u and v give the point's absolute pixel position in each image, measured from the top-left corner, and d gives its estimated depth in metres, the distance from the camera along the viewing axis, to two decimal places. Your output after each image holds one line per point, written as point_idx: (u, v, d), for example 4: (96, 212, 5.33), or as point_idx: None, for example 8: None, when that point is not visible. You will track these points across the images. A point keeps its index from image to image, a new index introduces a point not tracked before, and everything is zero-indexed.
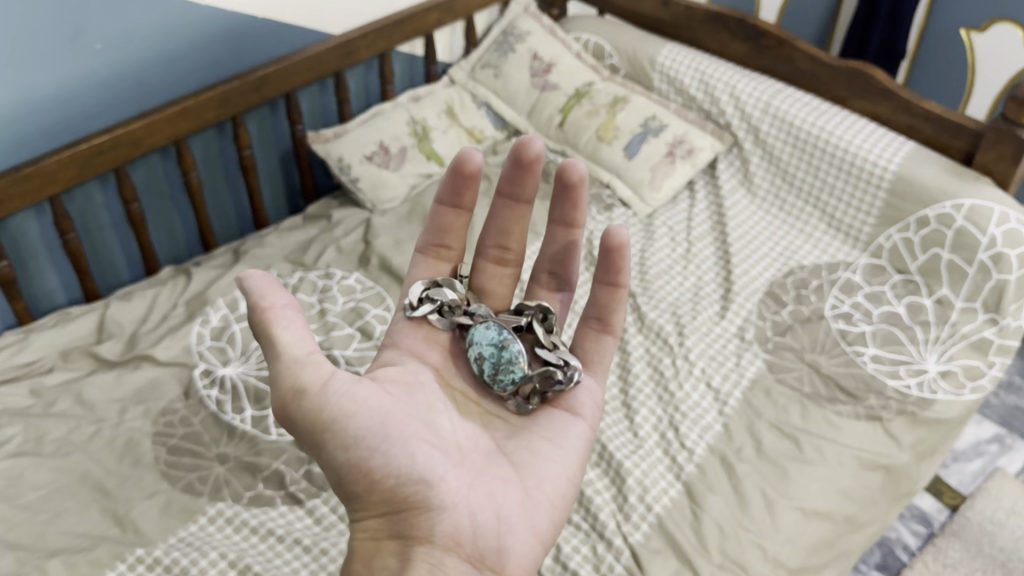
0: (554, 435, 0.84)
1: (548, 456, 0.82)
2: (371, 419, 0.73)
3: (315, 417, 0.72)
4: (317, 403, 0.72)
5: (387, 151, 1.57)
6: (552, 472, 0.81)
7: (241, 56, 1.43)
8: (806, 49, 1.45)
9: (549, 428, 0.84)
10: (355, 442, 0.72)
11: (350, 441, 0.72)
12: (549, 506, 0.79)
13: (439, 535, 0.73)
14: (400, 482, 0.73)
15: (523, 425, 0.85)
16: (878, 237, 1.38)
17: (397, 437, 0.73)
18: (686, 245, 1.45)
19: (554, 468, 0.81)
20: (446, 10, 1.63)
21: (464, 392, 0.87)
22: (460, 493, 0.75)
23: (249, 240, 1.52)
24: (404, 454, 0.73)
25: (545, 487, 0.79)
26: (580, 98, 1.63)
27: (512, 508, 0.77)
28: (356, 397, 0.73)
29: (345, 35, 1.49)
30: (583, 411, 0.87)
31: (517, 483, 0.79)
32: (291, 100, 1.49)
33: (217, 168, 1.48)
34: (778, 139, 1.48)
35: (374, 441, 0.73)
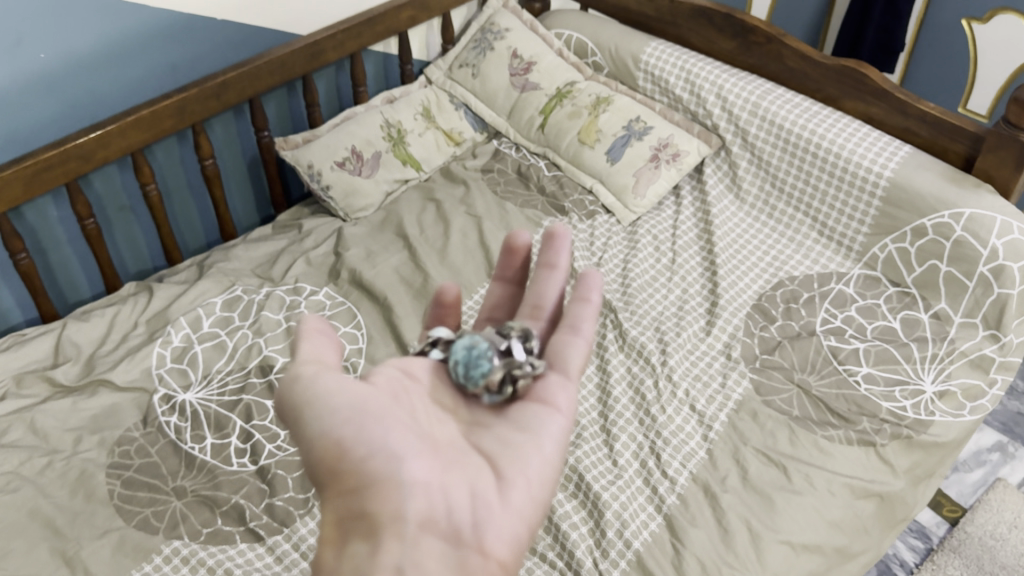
0: (528, 424, 0.68)
1: (527, 440, 0.67)
2: (348, 394, 0.63)
3: (295, 391, 0.63)
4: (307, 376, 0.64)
5: (359, 157, 1.50)
6: (533, 455, 0.66)
7: (200, 61, 1.35)
8: (797, 47, 1.37)
9: (526, 419, 0.69)
10: (333, 410, 0.62)
11: (329, 410, 0.62)
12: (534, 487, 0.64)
13: (411, 508, 0.59)
14: (371, 454, 0.61)
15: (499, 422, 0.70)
16: (873, 246, 1.31)
17: (371, 411, 0.63)
18: (671, 255, 1.38)
19: (535, 452, 0.66)
20: (420, 6, 1.54)
21: (438, 401, 0.72)
22: (434, 473, 0.62)
23: (215, 253, 1.46)
24: (379, 427, 0.62)
25: (526, 469, 0.64)
26: (561, 98, 1.56)
27: (491, 492, 0.62)
28: (338, 376, 0.65)
29: (309, 37, 1.41)
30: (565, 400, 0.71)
31: (496, 469, 0.64)
32: (256, 106, 1.41)
33: (179, 178, 1.42)
34: (767, 142, 1.40)
35: (351, 410, 0.62)
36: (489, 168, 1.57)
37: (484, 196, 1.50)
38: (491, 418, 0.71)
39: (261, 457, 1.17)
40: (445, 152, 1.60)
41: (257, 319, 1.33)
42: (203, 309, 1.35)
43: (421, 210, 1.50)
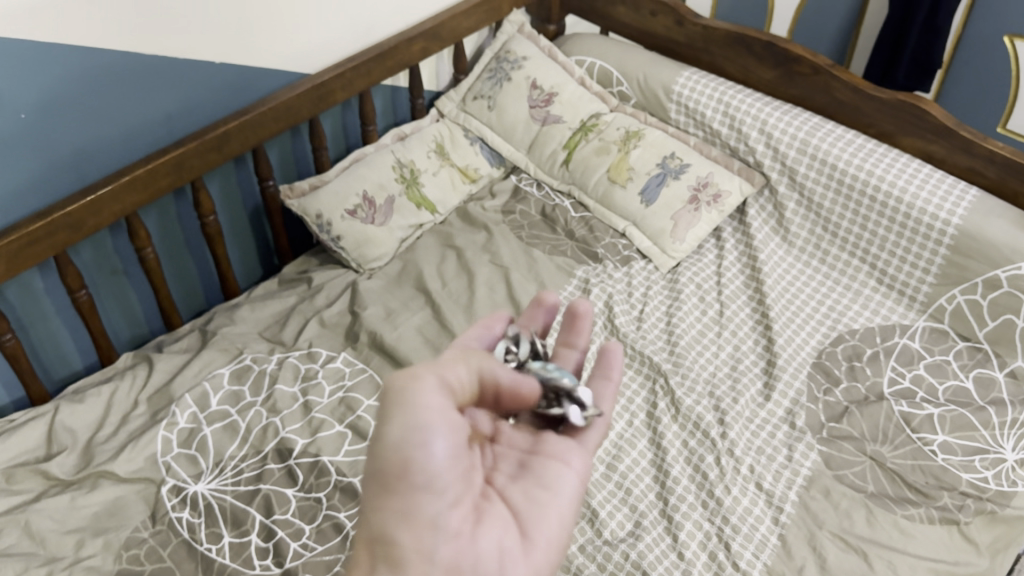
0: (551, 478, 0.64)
1: (549, 500, 0.62)
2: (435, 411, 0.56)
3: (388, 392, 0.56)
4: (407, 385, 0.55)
5: (372, 203, 1.38)
6: (552, 520, 0.61)
7: (197, 109, 1.22)
8: (848, 79, 1.26)
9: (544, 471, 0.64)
10: (414, 429, 0.55)
11: (414, 426, 0.55)
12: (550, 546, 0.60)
13: (440, 554, 0.54)
14: (425, 482, 0.54)
15: (520, 465, 0.65)
16: (939, 297, 1.21)
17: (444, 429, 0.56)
18: (717, 307, 1.28)
19: (555, 516, 0.61)
20: (433, 36, 1.42)
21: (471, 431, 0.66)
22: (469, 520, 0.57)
23: (217, 314, 1.33)
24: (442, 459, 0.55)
25: (546, 535, 0.60)
26: (586, 132, 1.45)
27: (515, 552, 0.58)
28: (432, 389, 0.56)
29: (315, 78, 1.29)
30: (584, 464, 0.66)
31: (521, 527, 0.60)
32: (259, 155, 1.29)
33: (176, 235, 1.29)
34: (818, 182, 1.29)
35: (426, 430, 0.55)
36: (510, 209, 1.45)
37: (508, 240, 1.38)
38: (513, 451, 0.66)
39: (285, 558, 1.02)
40: (461, 191, 1.48)
41: (271, 394, 1.20)
42: (210, 384, 1.22)
43: (440, 258, 1.38)
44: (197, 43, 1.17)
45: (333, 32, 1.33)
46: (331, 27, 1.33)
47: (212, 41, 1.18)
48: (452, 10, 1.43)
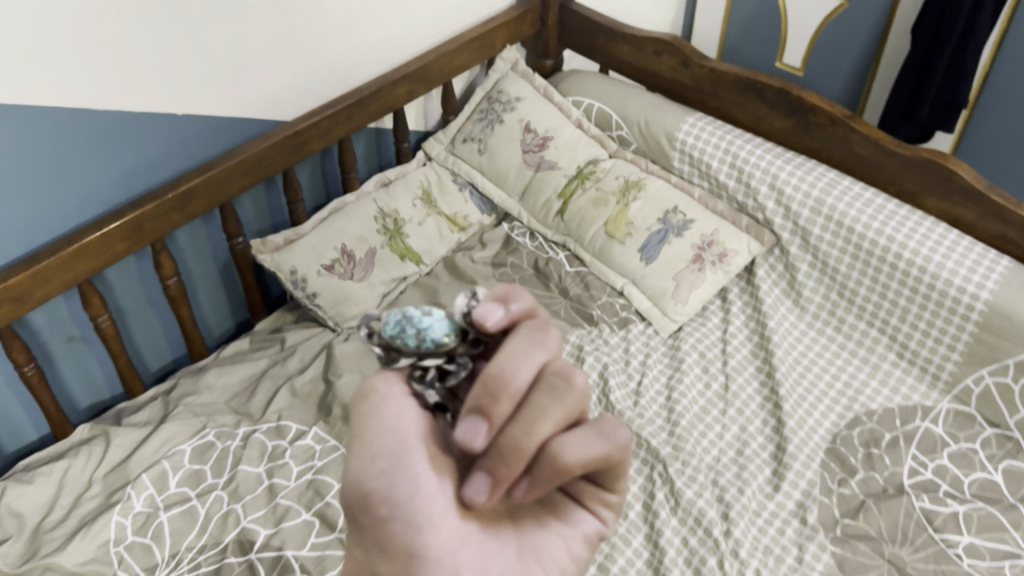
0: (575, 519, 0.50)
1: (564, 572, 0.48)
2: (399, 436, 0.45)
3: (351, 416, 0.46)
4: (372, 409, 0.46)
5: (351, 257, 1.28)
6: (557, 547, 0.48)
7: (160, 162, 1.12)
8: (868, 132, 1.15)
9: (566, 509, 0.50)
10: (374, 451, 0.45)
11: (368, 449, 0.45)
12: None
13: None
14: (397, 517, 0.45)
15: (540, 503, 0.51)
16: (965, 377, 1.10)
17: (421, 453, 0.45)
18: (722, 380, 1.17)
19: (565, 541, 0.49)
20: (420, 78, 1.32)
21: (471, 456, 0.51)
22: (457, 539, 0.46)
23: (183, 379, 1.23)
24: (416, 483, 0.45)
25: (547, 562, 0.48)
26: (583, 180, 1.34)
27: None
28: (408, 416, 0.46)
29: (288, 127, 1.19)
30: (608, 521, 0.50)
31: None
32: (227, 212, 1.19)
33: (137, 296, 1.19)
34: (835, 245, 1.18)
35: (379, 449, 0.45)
36: (501, 261, 1.34)
37: None
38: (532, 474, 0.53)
39: None
40: (448, 240, 1.37)
41: (234, 476, 1.10)
42: (169, 463, 1.11)
43: None
44: (155, 93, 1.07)
45: (309, 76, 1.23)
46: (307, 71, 1.23)
47: (171, 91, 1.08)
48: (441, 49, 1.33)
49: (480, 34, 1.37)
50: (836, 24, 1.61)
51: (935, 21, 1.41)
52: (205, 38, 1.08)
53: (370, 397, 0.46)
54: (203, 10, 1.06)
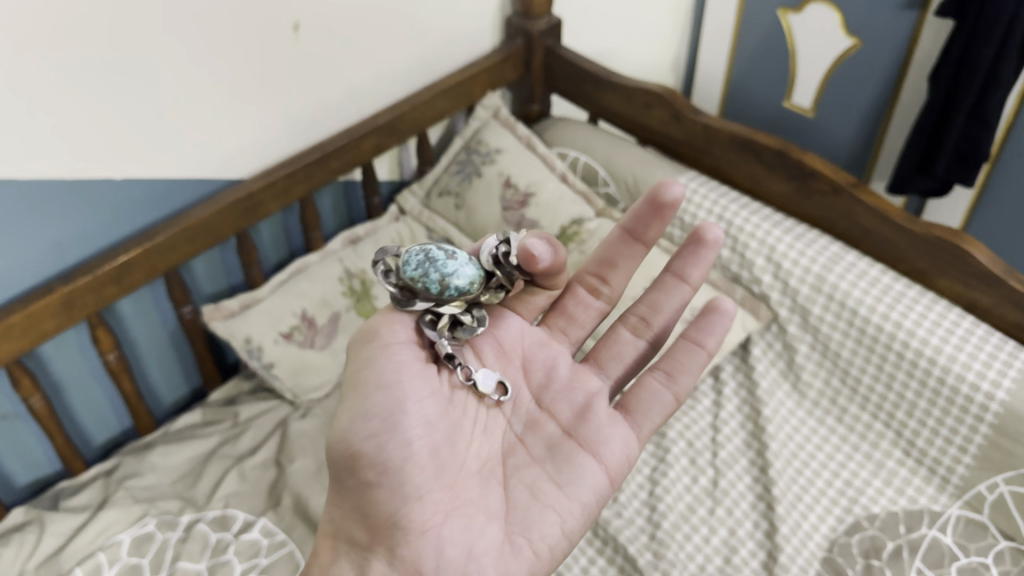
0: (566, 481, 0.72)
1: (549, 492, 0.71)
2: (393, 382, 0.67)
3: (359, 365, 0.68)
4: (370, 359, 0.68)
5: (312, 323, 1.19)
6: (548, 480, 0.72)
7: (99, 230, 1.03)
8: (875, 203, 1.04)
9: (567, 466, 0.73)
10: (376, 393, 0.66)
11: (375, 395, 0.66)
12: (552, 516, 0.70)
13: (400, 554, 0.66)
14: (391, 451, 0.66)
15: (541, 452, 0.74)
16: (978, 482, 0.98)
17: (416, 400, 0.68)
18: (710, 474, 1.06)
19: (555, 477, 0.72)
20: (390, 130, 1.23)
21: (512, 365, 0.77)
22: (445, 509, 0.68)
23: (127, 458, 1.14)
24: (404, 452, 0.66)
25: (533, 537, 0.69)
26: (566, 242, 1.22)
27: (487, 552, 0.68)
28: (404, 368, 0.68)
29: (242, 189, 1.10)
30: (613, 453, 0.74)
31: (538, 499, 0.71)
32: (173, 280, 1.10)
33: (79, 369, 1.11)
34: (837, 327, 1.07)
35: (376, 407, 0.66)
36: None
37: None
38: (546, 434, 0.75)
39: None
40: None
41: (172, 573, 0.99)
42: (105, 556, 1.00)
43: None
44: (87, 157, 0.97)
45: (267, 131, 1.14)
46: (265, 126, 1.13)
47: (106, 155, 0.99)
48: (414, 99, 1.23)
49: (458, 82, 1.27)
50: (849, 64, 1.50)
51: (954, 68, 1.28)
52: (144, 96, 0.99)
53: (383, 339, 0.68)
54: (141, 69, 0.97)
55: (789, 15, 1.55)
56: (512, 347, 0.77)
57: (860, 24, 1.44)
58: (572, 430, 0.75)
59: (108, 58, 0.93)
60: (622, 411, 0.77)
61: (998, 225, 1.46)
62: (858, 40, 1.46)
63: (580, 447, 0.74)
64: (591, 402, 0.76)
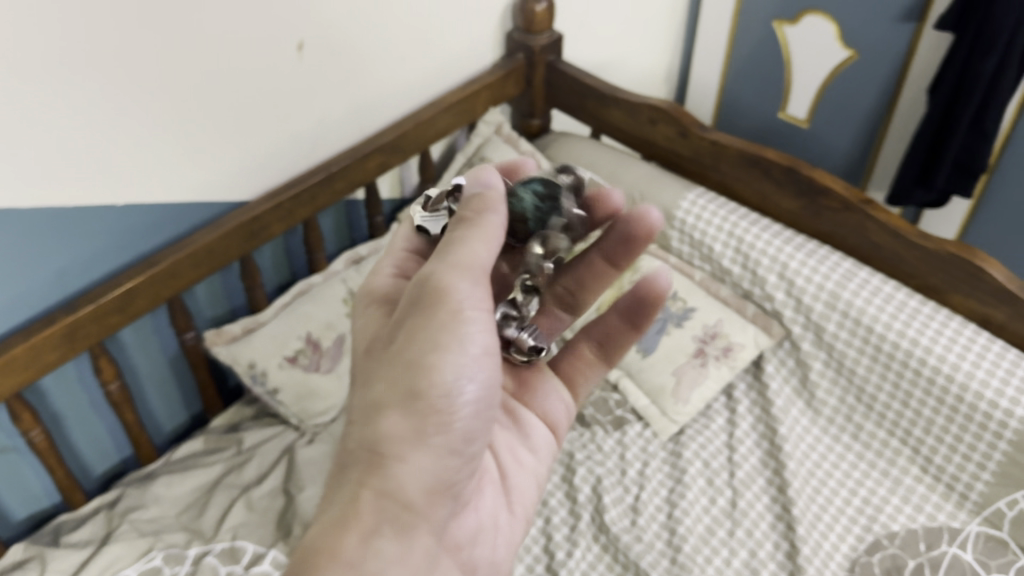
0: (529, 441, 0.77)
1: (524, 457, 0.76)
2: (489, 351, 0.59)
3: (449, 315, 0.57)
4: (461, 320, 0.57)
5: (317, 346, 1.16)
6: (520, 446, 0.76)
7: (101, 257, 1.00)
8: (887, 219, 1.03)
9: (523, 427, 0.77)
10: (475, 360, 0.58)
11: (468, 363, 0.57)
12: (528, 477, 0.75)
13: (450, 528, 0.61)
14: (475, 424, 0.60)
15: (501, 418, 0.76)
16: (997, 498, 0.98)
17: (495, 369, 0.61)
18: (728, 495, 1.05)
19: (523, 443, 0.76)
20: (393, 149, 1.21)
21: None
22: (468, 478, 0.67)
23: (130, 489, 1.11)
24: (485, 421, 0.60)
25: (523, 499, 0.73)
26: None
27: (499, 517, 0.70)
28: (494, 334, 0.60)
29: (246, 213, 1.07)
30: (559, 414, 0.81)
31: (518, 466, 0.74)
32: (176, 307, 1.07)
33: (78, 399, 1.07)
34: (851, 344, 1.07)
35: (474, 371, 0.58)
36: None
37: None
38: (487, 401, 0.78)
39: None
40: None
41: None
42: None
43: None
44: (88, 184, 0.94)
45: (270, 152, 1.12)
46: (267, 148, 1.11)
47: (108, 181, 0.96)
48: (416, 117, 1.22)
49: (461, 99, 1.26)
50: (845, 75, 1.51)
51: (954, 80, 1.29)
52: (147, 120, 0.96)
53: (478, 290, 0.58)
54: (144, 92, 0.94)
55: (785, 26, 1.54)
56: None
57: (856, 36, 1.45)
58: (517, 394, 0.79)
59: (110, 82, 0.90)
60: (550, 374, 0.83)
61: (998, 232, 1.47)
62: (854, 51, 1.46)
63: (531, 407, 0.79)
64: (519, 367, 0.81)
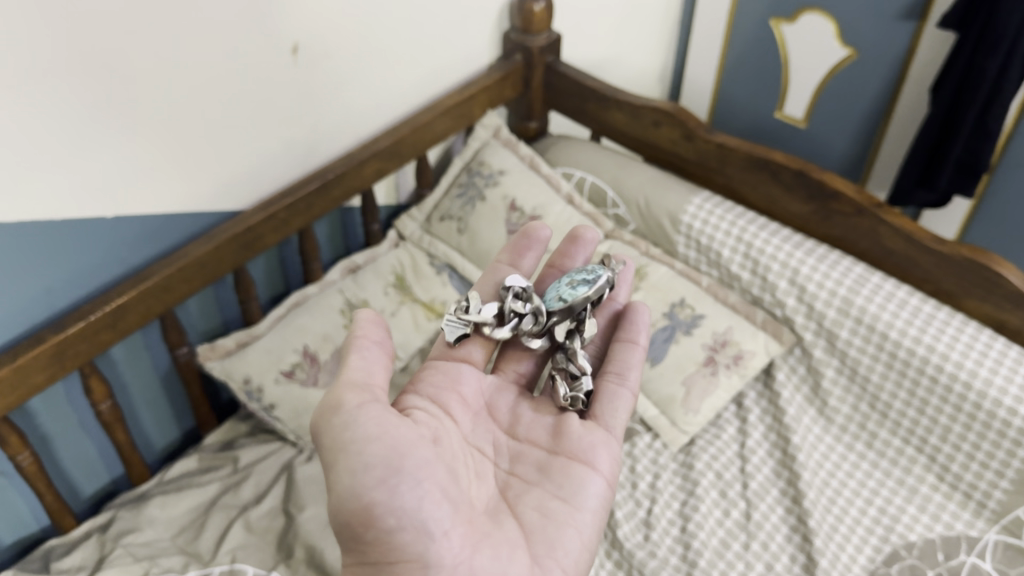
0: (570, 493, 0.74)
1: (565, 511, 0.73)
2: (382, 445, 0.63)
3: (336, 434, 0.63)
4: (346, 421, 0.63)
5: (315, 360, 1.11)
6: (551, 497, 0.74)
7: (90, 272, 0.96)
8: (900, 224, 1.02)
9: (566, 479, 0.75)
10: (368, 455, 0.62)
11: (358, 463, 0.62)
12: (572, 532, 0.72)
13: None
14: (397, 514, 0.62)
15: (538, 473, 0.76)
16: (1017, 507, 0.96)
17: (411, 450, 0.64)
18: (742, 507, 1.03)
19: (562, 496, 0.74)
20: (390, 155, 1.17)
21: (479, 413, 0.80)
22: (470, 543, 0.66)
23: (123, 511, 1.06)
24: (426, 500, 0.63)
25: (560, 556, 0.70)
26: None
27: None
28: (386, 422, 0.64)
29: (239, 224, 1.03)
30: (605, 461, 0.77)
31: (559, 521, 0.72)
32: (168, 322, 1.03)
33: (67, 419, 1.03)
34: (865, 351, 1.05)
35: (394, 465, 0.62)
36: None
37: None
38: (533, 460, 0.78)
39: None
40: (425, 331, 1.17)
41: None
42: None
43: None
44: (75, 195, 0.90)
45: (263, 159, 1.08)
46: (260, 154, 1.07)
47: (96, 192, 0.92)
48: (414, 121, 1.18)
49: (459, 102, 1.22)
50: (843, 75, 1.49)
51: (957, 81, 1.27)
52: (135, 127, 0.92)
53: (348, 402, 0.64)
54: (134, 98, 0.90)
55: (781, 25, 1.52)
56: (475, 400, 0.81)
57: (856, 35, 1.43)
58: (561, 446, 0.78)
59: (100, 87, 0.86)
60: (592, 420, 0.81)
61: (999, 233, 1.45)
62: (854, 50, 1.44)
63: (574, 461, 0.76)
64: (560, 421, 0.80)
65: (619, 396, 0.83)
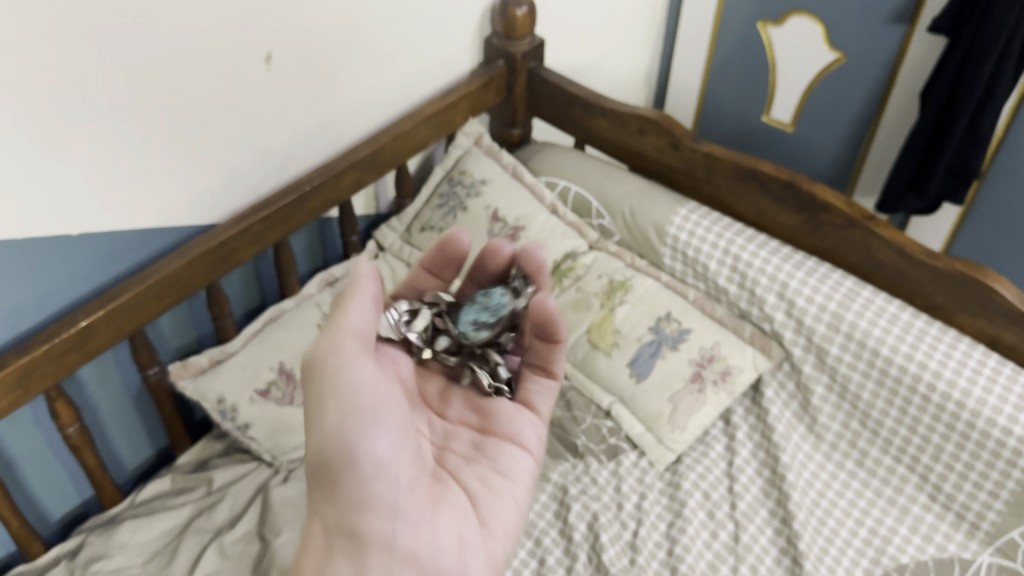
0: (506, 468, 0.78)
1: (499, 481, 0.76)
2: (369, 392, 0.63)
3: (331, 377, 0.63)
4: (344, 364, 0.63)
5: (290, 377, 1.08)
6: (489, 475, 0.76)
7: (55, 292, 0.92)
8: (891, 237, 0.99)
9: (497, 452, 0.79)
10: (355, 396, 0.62)
11: (348, 403, 0.62)
12: (509, 501, 0.75)
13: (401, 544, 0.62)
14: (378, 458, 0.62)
15: (470, 451, 0.78)
16: (1011, 529, 0.94)
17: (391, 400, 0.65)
18: (730, 528, 1.00)
19: (497, 470, 0.77)
20: (369, 165, 1.14)
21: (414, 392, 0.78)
22: (428, 506, 0.67)
23: (93, 537, 1.03)
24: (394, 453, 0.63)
25: (500, 521, 0.73)
26: (560, 277, 1.17)
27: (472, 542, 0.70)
28: (374, 373, 0.64)
29: (212, 239, 0.99)
30: (534, 438, 0.81)
31: (495, 493, 0.75)
32: (138, 341, 0.99)
33: (34, 443, 0.99)
34: (856, 368, 1.02)
35: (376, 410, 0.63)
36: None
37: None
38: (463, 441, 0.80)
39: None
40: None
41: None
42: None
43: None
44: (40, 213, 0.86)
45: (237, 171, 1.04)
46: (234, 166, 1.03)
47: (61, 210, 0.88)
48: (393, 129, 1.15)
49: (440, 109, 1.19)
50: (832, 79, 1.46)
51: (950, 85, 1.25)
52: (101, 140, 0.88)
53: (348, 338, 0.64)
54: (102, 110, 0.86)
55: (769, 28, 1.50)
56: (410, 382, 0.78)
57: (845, 38, 1.40)
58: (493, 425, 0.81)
59: (65, 100, 0.83)
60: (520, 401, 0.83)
61: (989, 239, 1.43)
62: (842, 54, 1.42)
63: (505, 438, 0.80)
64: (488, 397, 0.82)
65: (544, 388, 0.84)
